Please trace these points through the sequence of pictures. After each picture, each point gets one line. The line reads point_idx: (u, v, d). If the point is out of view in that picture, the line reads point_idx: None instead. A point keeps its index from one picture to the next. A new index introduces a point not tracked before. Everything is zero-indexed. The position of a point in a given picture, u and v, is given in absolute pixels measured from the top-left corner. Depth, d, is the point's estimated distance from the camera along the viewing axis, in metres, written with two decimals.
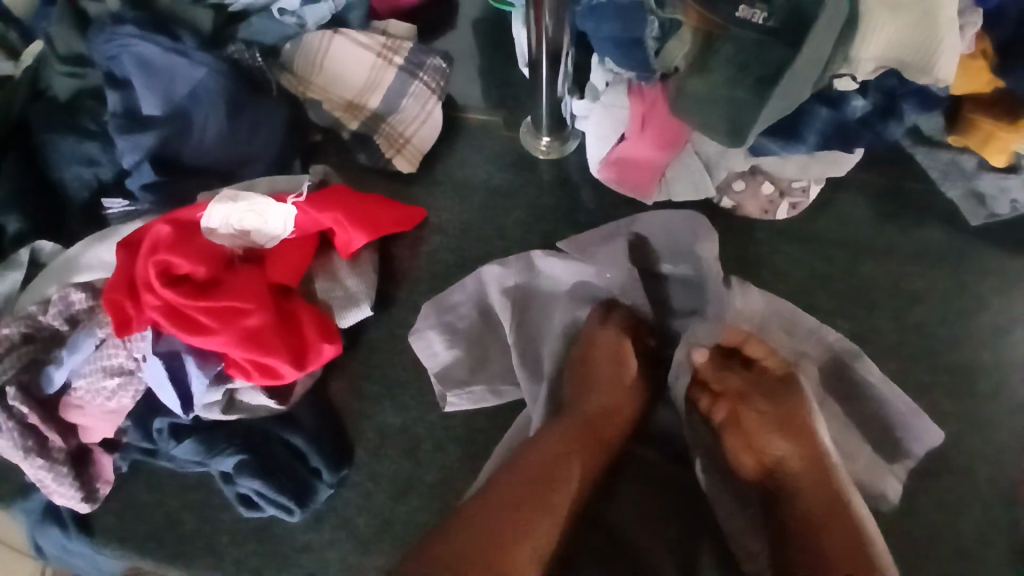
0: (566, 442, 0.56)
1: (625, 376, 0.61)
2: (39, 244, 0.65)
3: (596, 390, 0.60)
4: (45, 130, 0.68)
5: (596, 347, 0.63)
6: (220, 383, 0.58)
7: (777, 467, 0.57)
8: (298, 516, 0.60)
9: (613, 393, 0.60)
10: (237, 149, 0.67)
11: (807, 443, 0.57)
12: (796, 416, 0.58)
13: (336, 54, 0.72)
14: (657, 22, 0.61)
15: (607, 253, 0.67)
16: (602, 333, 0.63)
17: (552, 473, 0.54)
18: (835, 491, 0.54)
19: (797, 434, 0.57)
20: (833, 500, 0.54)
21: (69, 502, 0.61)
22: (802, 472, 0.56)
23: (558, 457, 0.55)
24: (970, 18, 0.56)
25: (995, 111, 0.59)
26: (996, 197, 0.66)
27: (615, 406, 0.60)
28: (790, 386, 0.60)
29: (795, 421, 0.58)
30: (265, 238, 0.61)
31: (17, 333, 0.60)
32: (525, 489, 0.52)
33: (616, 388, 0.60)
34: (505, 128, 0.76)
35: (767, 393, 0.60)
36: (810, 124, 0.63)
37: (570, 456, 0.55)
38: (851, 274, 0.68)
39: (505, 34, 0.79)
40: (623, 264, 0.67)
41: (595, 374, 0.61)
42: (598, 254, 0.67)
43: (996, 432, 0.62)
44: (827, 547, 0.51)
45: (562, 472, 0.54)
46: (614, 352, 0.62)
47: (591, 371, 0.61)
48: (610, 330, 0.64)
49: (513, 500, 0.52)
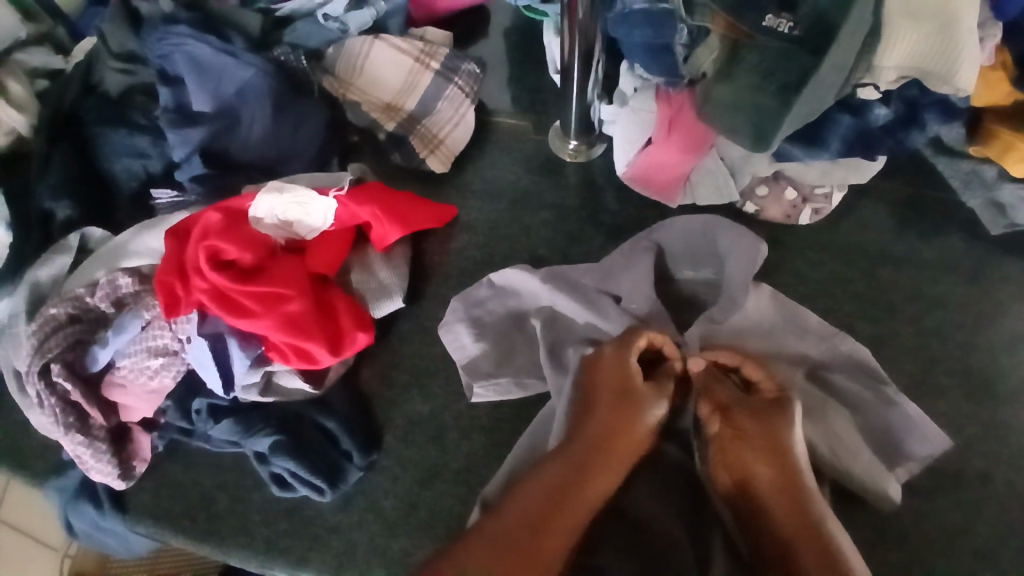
0: (578, 459, 0.55)
1: (637, 393, 0.58)
2: (88, 231, 0.68)
3: (608, 407, 0.58)
4: (98, 124, 0.72)
5: (607, 365, 0.60)
6: (259, 365, 0.61)
7: (753, 485, 0.56)
8: (329, 496, 0.62)
9: (628, 407, 0.58)
10: (280, 144, 0.71)
11: (782, 462, 0.56)
12: (775, 437, 0.57)
13: (376, 58, 0.75)
14: (686, 30, 0.63)
15: (631, 265, 0.65)
16: (612, 351, 0.61)
17: (566, 493, 0.52)
18: (808, 510, 0.53)
19: (776, 455, 0.56)
20: (807, 520, 0.53)
21: (106, 478, 0.63)
22: (778, 491, 0.55)
23: (570, 478, 0.53)
24: (990, 31, 0.58)
25: (1010, 122, 0.62)
26: (1015, 207, 0.66)
27: (629, 424, 0.57)
28: (780, 405, 0.58)
29: (772, 442, 0.56)
30: (306, 229, 0.64)
31: (64, 313, 0.63)
32: (539, 506, 0.51)
33: (629, 405, 0.58)
34: (533, 132, 0.78)
35: (750, 409, 0.59)
36: (833, 130, 0.64)
37: (584, 475, 0.54)
38: (871, 279, 0.69)
39: (535, 43, 0.82)
40: (646, 278, 0.64)
41: (604, 391, 0.59)
42: (621, 264, 0.66)
43: (1016, 437, 0.62)
44: (799, 565, 0.50)
45: (576, 488, 0.53)
46: (622, 360, 0.60)
47: (600, 389, 0.59)
48: (618, 348, 0.60)
49: (529, 518, 0.50)
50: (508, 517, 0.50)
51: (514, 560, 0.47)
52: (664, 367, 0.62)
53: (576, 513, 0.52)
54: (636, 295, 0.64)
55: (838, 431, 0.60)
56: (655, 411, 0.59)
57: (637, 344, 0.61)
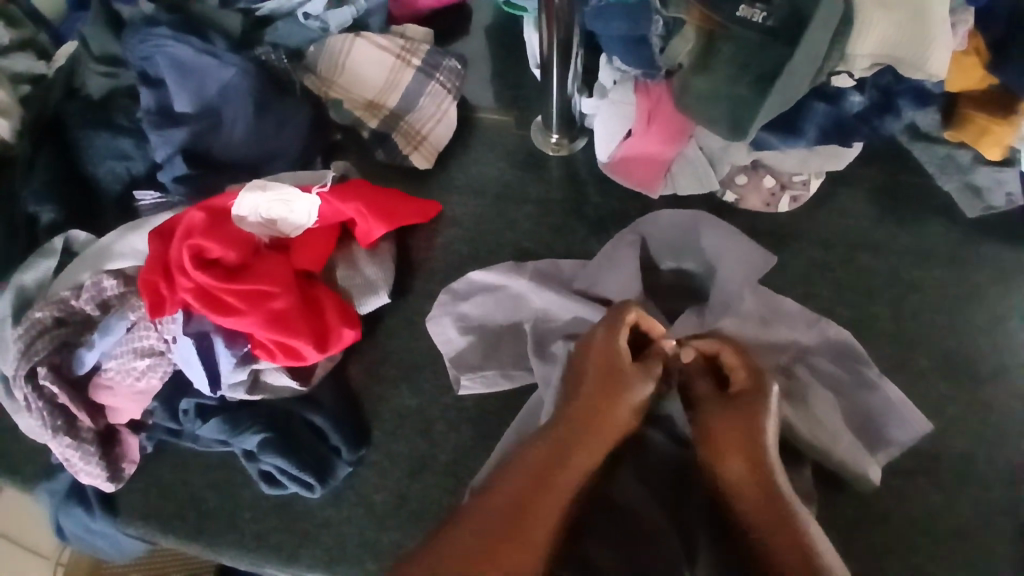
0: (558, 442, 0.55)
1: (623, 375, 0.58)
2: (73, 234, 0.68)
3: (593, 387, 0.58)
4: (82, 127, 0.72)
5: (596, 347, 0.59)
6: (245, 363, 0.61)
7: (723, 483, 0.55)
8: (318, 492, 0.63)
9: (614, 388, 0.58)
10: (263, 144, 0.71)
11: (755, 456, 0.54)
12: (749, 431, 0.55)
13: (357, 56, 0.76)
14: (662, 21, 0.64)
15: (614, 262, 0.66)
16: (601, 335, 0.59)
17: (548, 476, 0.53)
18: (776, 501, 0.52)
19: (745, 451, 0.55)
20: (772, 514, 0.51)
21: (95, 480, 0.63)
22: (753, 488, 0.53)
23: (551, 462, 0.53)
24: (962, 16, 0.60)
25: (988, 108, 0.63)
26: (991, 189, 0.68)
27: (613, 407, 0.57)
28: (755, 398, 0.57)
29: (741, 437, 0.55)
30: (289, 227, 0.64)
31: (51, 317, 0.63)
32: (521, 494, 0.51)
33: (615, 385, 0.57)
34: (516, 127, 0.79)
35: (724, 406, 0.57)
36: (809, 119, 0.66)
37: (566, 456, 0.54)
38: (851, 264, 0.70)
39: (516, 38, 0.83)
40: (631, 274, 0.65)
41: (590, 374, 0.58)
42: (605, 262, 0.67)
43: (996, 415, 0.64)
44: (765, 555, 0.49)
45: (559, 471, 0.53)
46: (608, 346, 0.59)
47: (588, 371, 0.59)
48: (608, 329, 0.59)
49: (512, 506, 0.50)
50: (492, 503, 0.51)
51: (498, 549, 0.47)
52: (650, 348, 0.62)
53: (559, 496, 0.52)
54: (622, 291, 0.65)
55: (818, 413, 0.60)
56: (641, 392, 0.58)
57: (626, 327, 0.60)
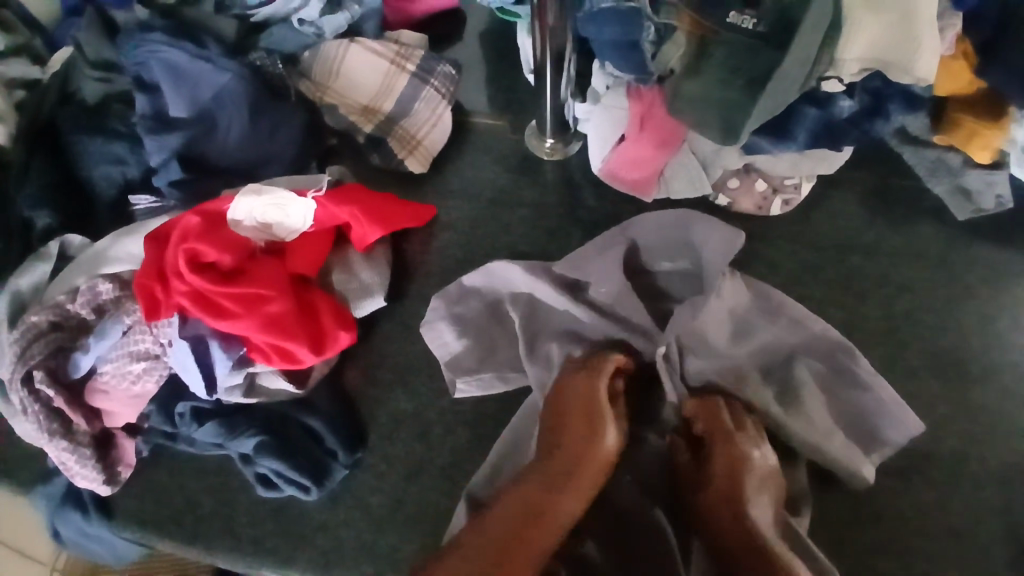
0: (546, 477, 0.55)
1: (600, 415, 0.58)
2: (68, 238, 0.68)
3: (575, 424, 0.58)
4: (76, 132, 0.72)
5: (573, 390, 0.60)
6: (242, 367, 0.61)
7: (717, 532, 0.56)
8: (314, 494, 0.63)
9: (592, 426, 0.58)
10: (258, 149, 0.71)
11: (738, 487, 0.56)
12: (733, 479, 0.56)
13: (352, 61, 0.76)
14: (653, 27, 0.65)
15: (601, 262, 0.65)
16: (582, 376, 0.61)
17: (537, 516, 0.53)
18: (756, 533, 0.54)
19: (731, 501, 0.56)
20: (756, 558, 0.52)
21: (92, 484, 0.63)
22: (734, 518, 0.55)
23: (541, 501, 0.54)
24: (950, 21, 0.60)
25: (975, 110, 0.64)
26: (981, 191, 0.69)
27: (593, 448, 0.57)
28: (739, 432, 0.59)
29: (727, 488, 0.56)
30: (285, 231, 0.65)
31: (46, 321, 0.63)
32: (530, 498, 0.54)
33: (596, 424, 0.58)
34: (511, 131, 0.80)
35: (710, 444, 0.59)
36: (799, 123, 0.66)
37: (554, 500, 0.54)
38: (842, 266, 0.71)
39: (510, 43, 0.83)
40: (618, 272, 0.64)
41: (571, 414, 0.59)
42: (590, 263, 0.65)
43: (987, 415, 0.64)
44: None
45: (552, 505, 0.54)
46: (586, 388, 0.60)
47: (567, 410, 0.59)
48: (587, 374, 0.61)
49: (515, 524, 0.52)
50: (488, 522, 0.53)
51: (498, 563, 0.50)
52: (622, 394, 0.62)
53: (554, 526, 0.53)
54: (623, 306, 0.64)
55: (812, 413, 0.61)
56: (613, 438, 0.57)
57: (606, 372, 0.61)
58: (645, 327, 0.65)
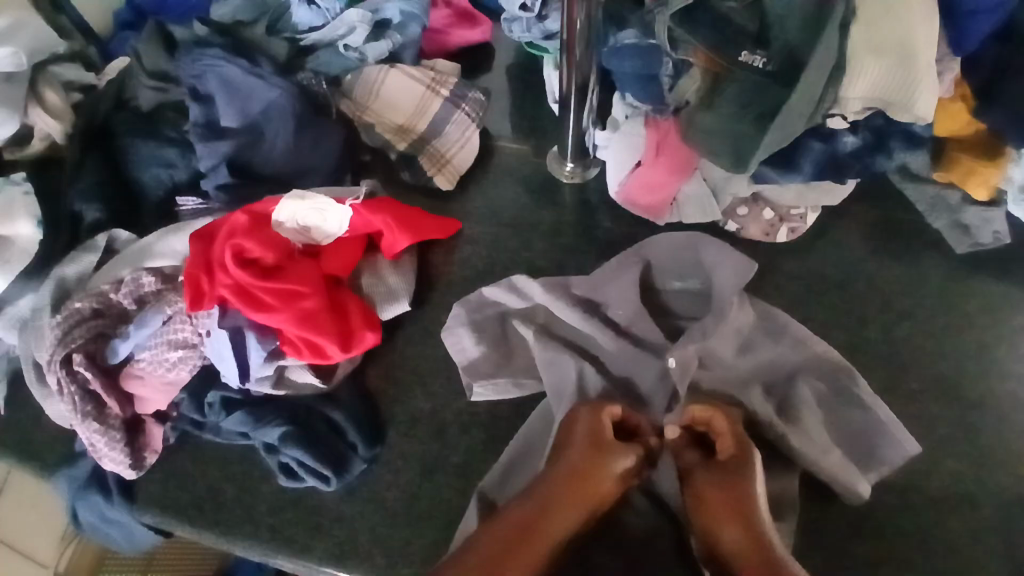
0: (543, 501, 0.58)
1: (608, 444, 0.60)
2: (115, 233, 0.73)
3: (580, 454, 0.60)
4: (130, 136, 0.78)
5: (580, 422, 0.62)
6: (273, 359, 0.65)
7: (721, 547, 0.57)
8: (333, 485, 0.65)
9: (599, 457, 0.60)
10: (299, 159, 0.76)
11: (746, 523, 0.56)
12: (739, 497, 0.58)
13: (390, 84, 0.82)
14: (671, 63, 0.71)
15: (621, 281, 0.69)
16: (585, 409, 0.63)
17: (526, 537, 0.55)
18: (770, 557, 0.54)
19: (739, 518, 0.57)
20: (761, 563, 0.54)
21: (118, 467, 0.66)
22: (746, 552, 0.55)
23: (532, 516, 0.57)
24: (948, 65, 0.66)
25: (976, 151, 0.70)
26: (979, 227, 0.75)
27: (593, 476, 0.59)
28: (742, 468, 0.59)
29: (733, 502, 0.58)
30: (322, 235, 0.69)
31: (88, 308, 0.66)
32: (526, 516, 0.57)
33: (603, 454, 0.60)
34: (533, 155, 0.85)
35: (713, 473, 0.60)
36: (804, 155, 0.71)
37: (544, 516, 0.57)
38: (844, 291, 0.75)
39: (536, 76, 0.90)
40: (634, 291, 0.69)
41: (578, 442, 0.61)
42: (609, 282, 0.70)
43: (986, 438, 0.67)
44: None
45: (546, 515, 0.57)
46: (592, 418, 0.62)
47: (573, 445, 0.61)
48: (596, 411, 0.63)
49: (515, 529, 0.56)
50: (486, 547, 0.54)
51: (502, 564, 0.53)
52: (627, 429, 0.64)
53: (550, 537, 0.57)
54: (635, 319, 0.68)
55: (811, 429, 0.63)
56: (622, 464, 0.60)
57: (609, 413, 0.63)
58: (655, 339, 0.68)
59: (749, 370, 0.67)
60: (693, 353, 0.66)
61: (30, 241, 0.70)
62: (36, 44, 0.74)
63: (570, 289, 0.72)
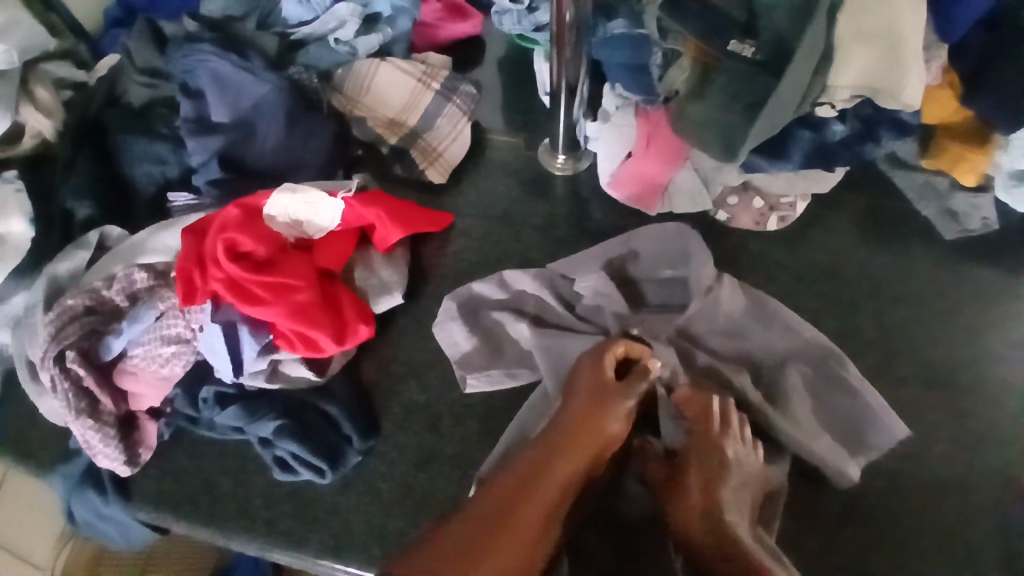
0: (548, 446, 0.59)
1: (611, 390, 0.61)
2: (107, 229, 0.73)
3: (585, 400, 0.61)
4: (121, 132, 0.77)
5: (585, 368, 0.63)
6: (267, 353, 0.65)
7: (693, 534, 0.58)
8: (328, 477, 0.66)
9: (603, 401, 0.60)
10: (290, 153, 0.76)
11: (720, 517, 0.58)
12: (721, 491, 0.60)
13: (382, 78, 0.83)
14: (661, 52, 0.72)
15: (586, 261, 0.72)
16: (590, 356, 0.63)
17: (530, 484, 0.57)
18: (732, 552, 0.56)
19: (717, 507, 0.59)
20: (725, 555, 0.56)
21: (113, 464, 0.66)
22: (713, 546, 0.57)
23: (542, 458, 0.59)
24: (935, 53, 0.67)
25: (963, 138, 0.71)
26: (967, 213, 0.75)
27: (598, 422, 0.60)
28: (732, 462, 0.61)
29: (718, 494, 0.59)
30: (315, 228, 0.69)
31: (81, 305, 0.66)
32: (529, 468, 0.58)
33: (607, 397, 0.61)
34: (525, 148, 0.85)
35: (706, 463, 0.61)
36: (794, 145, 0.72)
37: (553, 458, 0.58)
38: (835, 279, 0.76)
39: (527, 68, 0.90)
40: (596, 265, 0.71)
41: (581, 391, 0.61)
42: (580, 263, 0.72)
43: (975, 421, 0.68)
44: None
45: (549, 463, 0.58)
46: (593, 365, 0.62)
47: (580, 385, 0.62)
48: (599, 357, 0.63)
49: (521, 479, 0.57)
50: (490, 513, 0.55)
51: (506, 518, 0.55)
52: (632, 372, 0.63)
53: (554, 482, 0.57)
54: (607, 299, 0.69)
55: (798, 413, 0.65)
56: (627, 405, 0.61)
57: (611, 354, 0.63)
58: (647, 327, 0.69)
59: (740, 356, 0.67)
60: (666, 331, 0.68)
61: (24, 240, 0.70)
62: (29, 43, 0.73)
63: (554, 274, 0.73)
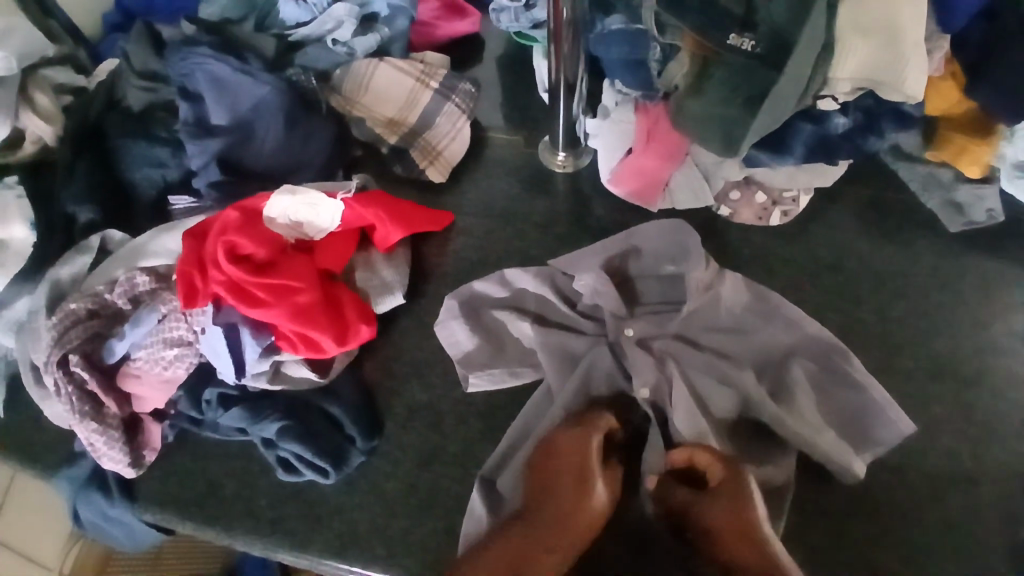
0: (528, 533, 0.57)
1: (590, 471, 0.59)
2: (109, 233, 0.73)
3: (564, 480, 0.59)
4: (120, 136, 0.78)
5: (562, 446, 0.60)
6: (268, 354, 0.65)
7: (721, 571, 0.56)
8: (332, 478, 0.66)
9: (581, 482, 0.59)
10: (290, 155, 0.76)
11: (748, 539, 0.55)
12: (740, 517, 0.56)
13: (381, 77, 0.83)
14: (659, 47, 0.72)
15: (589, 262, 0.70)
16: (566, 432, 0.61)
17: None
18: None
19: (742, 539, 0.55)
20: None
21: (117, 466, 0.66)
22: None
23: (525, 548, 0.56)
24: (938, 43, 0.66)
25: (967, 130, 0.70)
26: (972, 205, 0.74)
27: (581, 504, 0.58)
28: (739, 488, 0.57)
29: (739, 524, 0.56)
30: (314, 229, 0.69)
31: (83, 309, 0.66)
32: (514, 550, 0.56)
33: (585, 479, 0.59)
34: (524, 146, 0.85)
35: (712, 499, 0.58)
36: (795, 138, 0.72)
37: (538, 548, 0.56)
38: (839, 272, 0.75)
39: (526, 65, 0.89)
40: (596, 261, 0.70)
41: (564, 476, 0.59)
42: (581, 261, 0.71)
43: (982, 414, 0.67)
44: None
45: (535, 551, 0.56)
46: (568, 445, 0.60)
47: (555, 464, 0.60)
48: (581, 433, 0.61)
49: (506, 561, 0.56)
50: None
51: None
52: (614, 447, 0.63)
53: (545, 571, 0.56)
54: (604, 298, 0.68)
55: (804, 409, 0.63)
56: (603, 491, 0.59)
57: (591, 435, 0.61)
58: (647, 324, 0.69)
59: (743, 353, 0.67)
60: (666, 330, 0.68)
61: (26, 244, 0.70)
62: (26, 49, 0.73)
63: (552, 271, 0.72)
